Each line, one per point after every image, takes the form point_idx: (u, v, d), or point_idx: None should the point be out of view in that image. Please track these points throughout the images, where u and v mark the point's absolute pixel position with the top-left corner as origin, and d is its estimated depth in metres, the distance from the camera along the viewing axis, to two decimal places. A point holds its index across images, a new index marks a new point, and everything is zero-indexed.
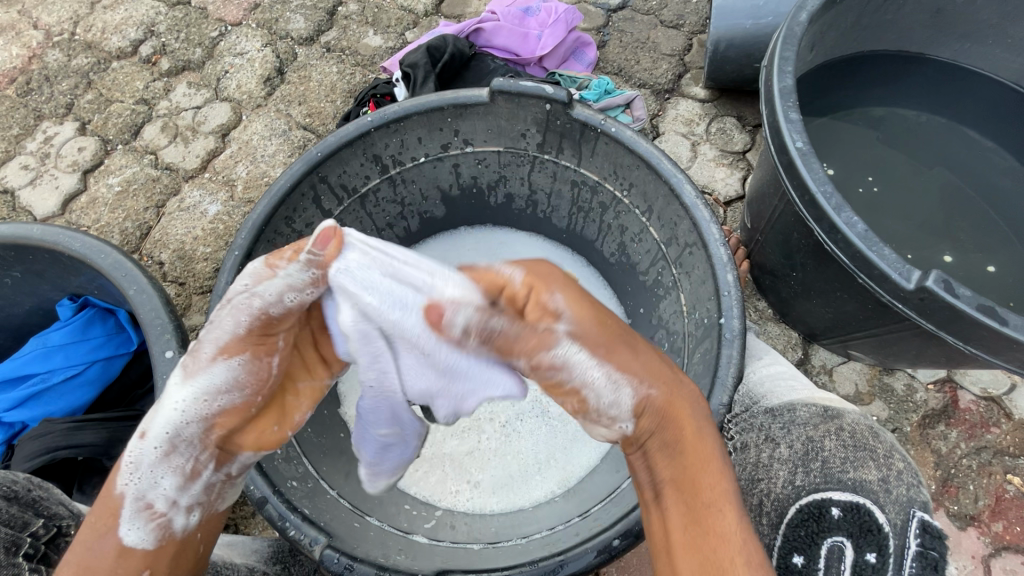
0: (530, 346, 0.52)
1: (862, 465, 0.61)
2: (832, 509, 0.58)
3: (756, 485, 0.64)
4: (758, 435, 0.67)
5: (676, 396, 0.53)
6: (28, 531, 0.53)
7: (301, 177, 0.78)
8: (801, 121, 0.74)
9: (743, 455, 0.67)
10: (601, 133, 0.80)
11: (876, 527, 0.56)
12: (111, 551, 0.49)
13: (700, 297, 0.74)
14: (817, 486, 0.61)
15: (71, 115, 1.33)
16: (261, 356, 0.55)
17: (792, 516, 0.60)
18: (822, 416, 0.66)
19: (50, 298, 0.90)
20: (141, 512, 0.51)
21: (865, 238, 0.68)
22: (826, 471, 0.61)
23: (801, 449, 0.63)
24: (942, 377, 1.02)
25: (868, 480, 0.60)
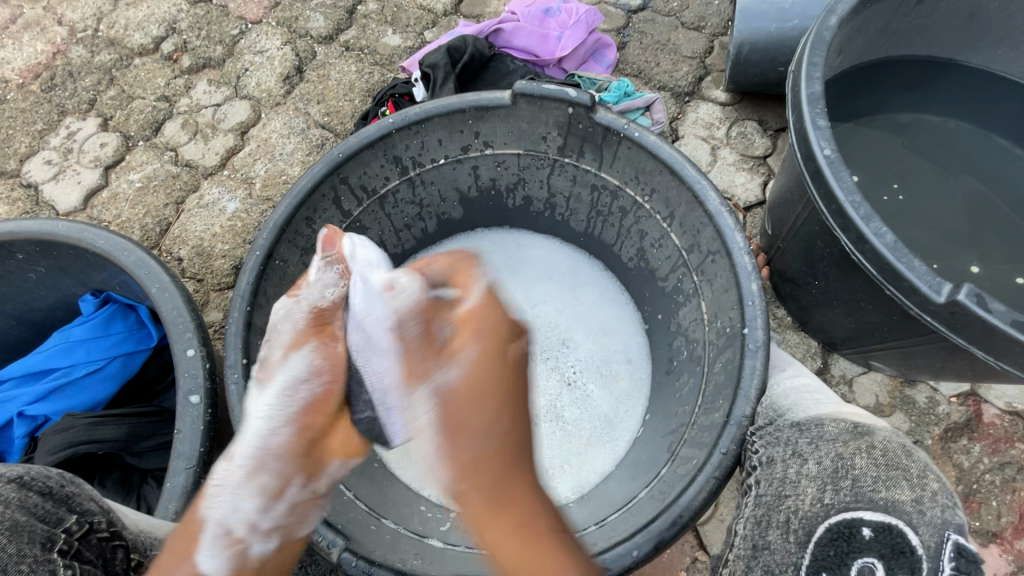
0: (411, 368, 0.56)
1: (895, 485, 0.58)
2: (863, 529, 0.56)
3: (782, 502, 0.62)
4: (785, 450, 0.65)
5: (500, 494, 0.51)
6: (62, 527, 0.52)
7: (322, 178, 0.78)
8: (829, 128, 0.73)
9: (770, 471, 0.64)
10: (623, 138, 0.79)
11: (910, 549, 0.54)
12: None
13: (722, 306, 0.73)
14: (848, 505, 0.58)
15: (94, 111, 1.34)
16: (327, 341, 0.61)
17: (821, 535, 0.58)
18: (851, 432, 0.64)
19: (73, 293, 0.91)
20: (221, 537, 0.51)
21: (894, 249, 0.66)
22: (857, 489, 0.59)
23: (830, 466, 0.61)
24: (965, 390, 1.00)
25: (901, 500, 0.57)
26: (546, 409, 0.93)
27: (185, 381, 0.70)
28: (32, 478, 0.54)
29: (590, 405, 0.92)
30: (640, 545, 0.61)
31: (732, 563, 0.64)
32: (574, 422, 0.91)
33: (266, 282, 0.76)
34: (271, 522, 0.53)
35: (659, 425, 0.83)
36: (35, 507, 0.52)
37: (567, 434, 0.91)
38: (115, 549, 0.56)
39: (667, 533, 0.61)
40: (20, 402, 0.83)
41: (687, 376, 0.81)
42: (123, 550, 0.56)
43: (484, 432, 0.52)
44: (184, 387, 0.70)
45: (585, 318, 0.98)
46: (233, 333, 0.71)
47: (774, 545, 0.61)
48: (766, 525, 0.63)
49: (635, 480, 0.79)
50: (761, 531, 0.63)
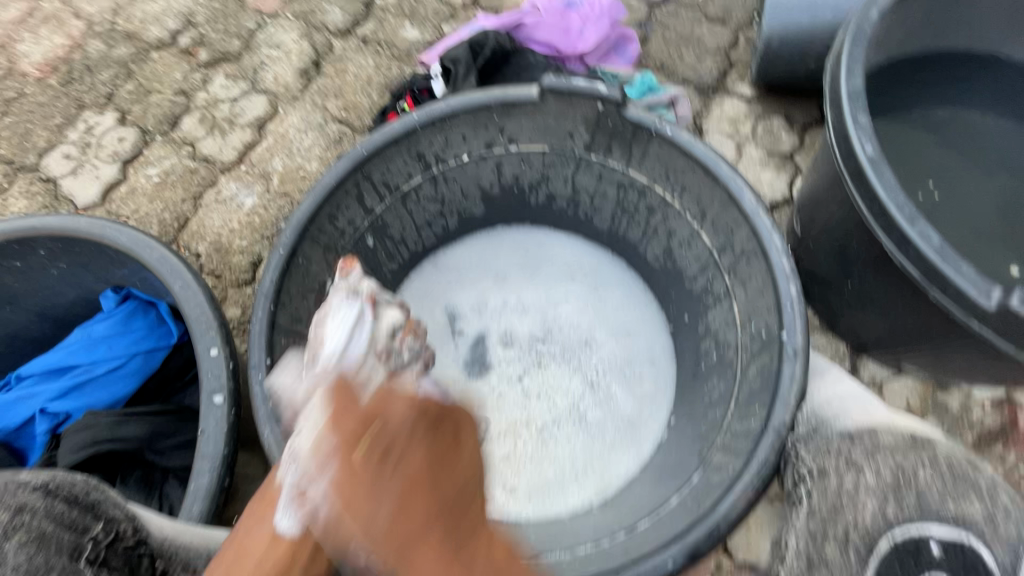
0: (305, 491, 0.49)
1: (964, 500, 0.58)
2: (931, 545, 0.57)
3: (840, 515, 0.61)
4: (839, 461, 0.63)
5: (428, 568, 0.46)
6: (88, 536, 0.50)
7: (346, 174, 0.77)
8: (870, 125, 0.70)
9: (824, 483, 0.62)
10: (654, 134, 0.77)
11: (982, 566, 0.55)
12: (265, 537, 0.46)
13: (757, 308, 0.71)
14: (913, 519, 0.58)
15: (112, 105, 1.34)
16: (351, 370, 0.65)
17: (885, 551, 0.58)
18: (909, 443, 0.63)
19: (94, 289, 0.90)
20: (293, 497, 0.46)
21: (941, 252, 0.64)
22: (923, 505, 0.59)
23: (891, 479, 0.60)
24: (1000, 396, 0.97)
25: (973, 515, 0.58)
26: (569, 410, 0.91)
27: (208, 381, 0.69)
28: (58, 484, 0.51)
29: (614, 407, 0.90)
30: (676, 555, 0.60)
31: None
32: (597, 424, 0.89)
33: (289, 280, 0.74)
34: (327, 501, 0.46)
35: (687, 430, 0.81)
36: (62, 515, 0.49)
37: (591, 437, 0.89)
38: (141, 557, 0.54)
39: (704, 544, 0.60)
40: (42, 398, 0.83)
41: (717, 379, 0.79)
42: (149, 558, 0.55)
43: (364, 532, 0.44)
44: (206, 386, 0.69)
45: (608, 319, 0.96)
46: (256, 332, 0.70)
47: (832, 559, 0.60)
48: (821, 539, 0.61)
49: (663, 485, 0.77)
50: (817, 545, 0.61)
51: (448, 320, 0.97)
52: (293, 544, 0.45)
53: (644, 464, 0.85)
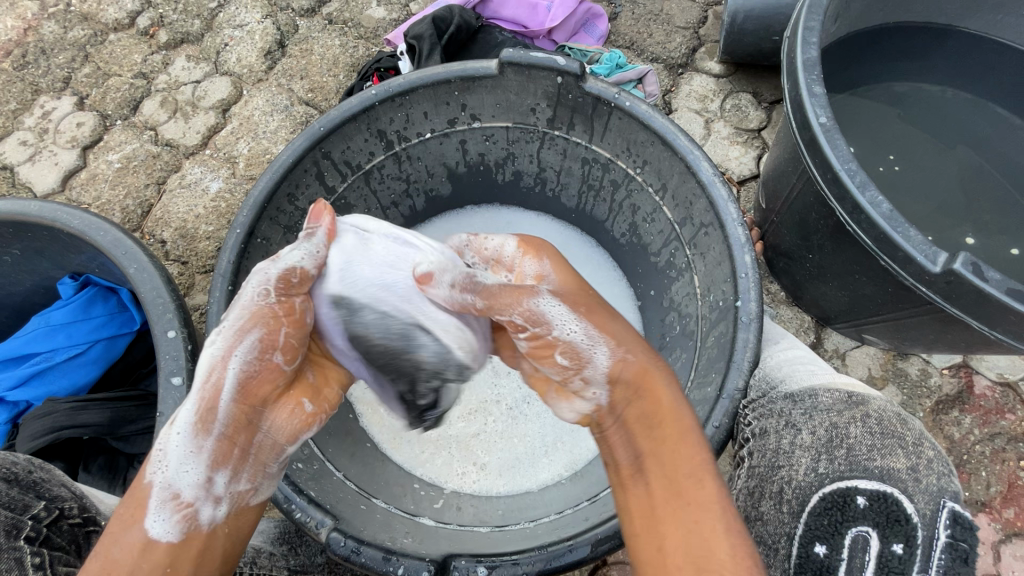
0: (515, 296, 0.60)
1: (890, 454, 0.59)
2: (857, 498, 0.58)
3: (776, 472, 0.63)
4: (778, 422, 0.65)
5: (648, 371, 0.56)
6: (28, 514, 0.51)
7: (304, 152, 0.76)
8: (825, 95, 0.71)
9: (763, 442, 0.65)
10: (614, 108, 0.77)
11: (905, 518, 0.55)
12: (136, 545, 0.49)
13: (715, 279, 0.72)
14: (842, 475, 0.59)
15: (69, 89, 1.30)
16: (263, 349, 0.56)
17: (815, 504, 0.59)
18: (846, 402, 0.64)
19: (51, 276, 0.88)
20: (168, 503, 0.51)
21: (889, 218, 0.65)
22: (852, 458, 0.60)
23: (825, 436, 0.62)
24: (958, 362, 1.00)
25: (897, 469, 0.58)
26: None
27: (166, 363, 0.69)
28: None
29: None
30: None
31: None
32: None
33: (248, 260, 0.73)
34: (220, 488, 0.54)
35: None
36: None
37: None
38: (89, 535, 0.55)
39: None
40: (0, 387, 0.81)
41: (680, 350, 0.80)
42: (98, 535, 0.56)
43: (621, 334, 0.58)
44: (165, 369, 0.68)
45: None
46: (215, 314, 0.69)
47: (768, 515, 0.63)
48: (759, 496, 0.65)
49: None
50: (754, 502, 0.65)
51: None
52: (169, 548, 0.50)
53: None
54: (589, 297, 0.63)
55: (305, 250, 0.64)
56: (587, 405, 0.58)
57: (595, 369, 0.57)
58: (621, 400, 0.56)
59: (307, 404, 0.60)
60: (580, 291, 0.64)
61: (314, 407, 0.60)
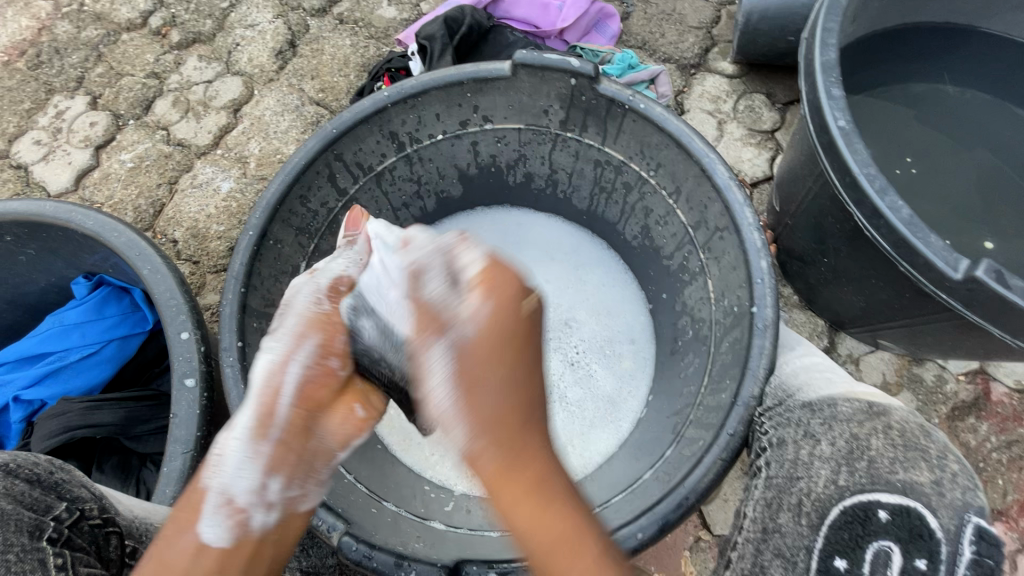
0: (423, 329, 0.55)
1: (913, 467, 0.59)
2: (879, 511, 0.57)
3: (795, 484, 0.62)
4: (797, 431, 0.64)
5: (507, 471, 0.50)
6: (51, 515, 0.51)
7: (316, 154, 0.75)
8: (844, 97, 0.70)
9: (781, 453, 0.64)
10: (628, 110, 0.76)
11: (928, 533, 0.55)
12: (189, 549, 0.49)
13: (730, 284, 0.71)
14: (863, 487, 0.59)
15: (82, 89, 1.31)
16: (325, 357, 0.57)
17: (835, 518, 0.59)
18: (866, 412, 0.64)
19: (65, 276, 0.89)
20: (221, 508, 0.51)
21: (910, 224, 0.64)
22: (874, 471, 0.59)
23: (845, 448, 0.62)
24: (974, 368, 0.98)
25: (920, 483, 0.58)
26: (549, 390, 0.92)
27: (179, 364, 0.69)
28: (20, 464, 0.53)
29: (594, 385, 0.91)
30: (645, 527, 0.60)
31: (741, 546, 0.63)
32: (577, 403, 0.90)
33: (260, 262, 0.73)
34: (273, 495, 0.53)
35: (664, 407, 0.82)
36: (22, 494, 0.51)
37: (571, 415, 0.90)
38: (109, 536, 0.55)
39: (673, 516, 0.60)
40: (15, 386, 0.82)
41: (693, 355, 0.79)
42: (118, 536, 0.55)
43: (487, 419, 0.51)
44: (178, 370, 0.68)
45: (588, 298, 0.96)
46: (227, 315, 0.69)
47: (785, 528, 0.61)
48: (777, 508, 0.63)
49: (640, 460, 0.78)
50: (772, 513, 0.63)
51: None
52: (219, 555, 0.50)
53: (623, 440, 0.86)
54: (491, 362, 0.52)
55: (348, 257, 0.68)
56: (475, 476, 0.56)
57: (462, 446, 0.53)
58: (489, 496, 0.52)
59: (360, 410, 0.58)
60: (488, 345, 0.53)
61: (366, 413, 0.59)
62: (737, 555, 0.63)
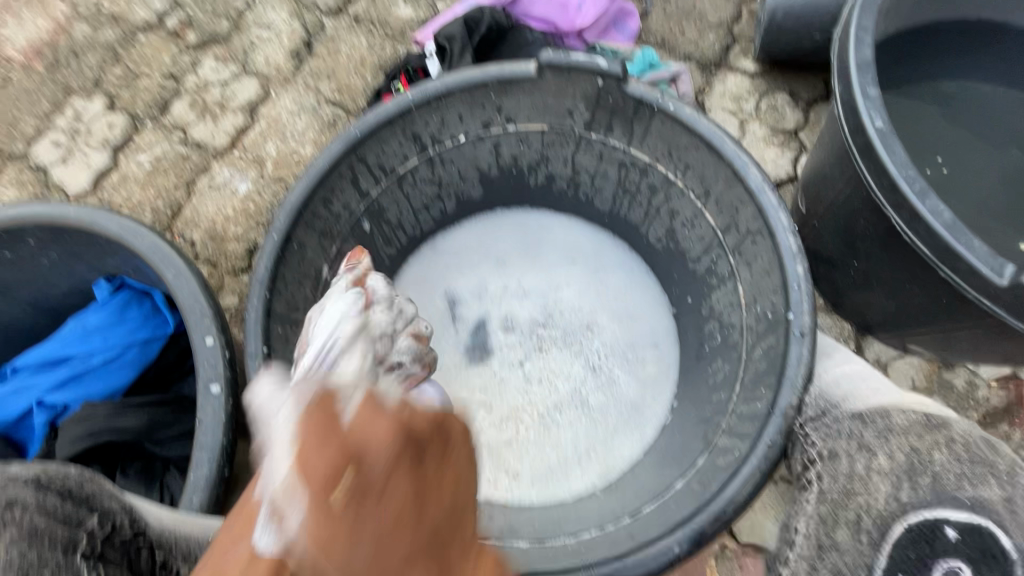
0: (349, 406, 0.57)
1: (982, 483, 0.59)
2: (947, 530, 0.58)
3: (852, 498, 0.62)
4: (850, 444, 0.64)
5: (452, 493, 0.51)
6: (84, 530, 0.48)
7: (340, 156, 0.75)
8: (880, 97, 0.68)
9: (834, 466, 0.63)
10: (657, 111, 0.75)
11: (1000, 552, 0.57)
12: None
13: (763, 289, 0.70)
14: (928, 505, 0.59)
15: (100, 90, 1.31)
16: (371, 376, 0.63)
17: (900, 536, 0.60)
18: (925, 425, 0.63)
19: (87, 279, 0.89)
20: None
21: (952, 228, 0.62)
22: (938, 487, 0.60)
23: (905, 462, 0.61)
24: (1006, 374, 0.96)
25: (990, 499, 0.59)
26: (571, 395, 0.90)
27: (204, 370, 0.68)
28: (49, 475, 0.48)
29: (617, 391, 0.90)
30: (681, 540, 0.59)
31: (795, 563, 0.64)
32: (600, 408, 0.89)
33: (283, 267, 0.73)
34: None
35: (691, 413, 0.81)
36: (55, 508, 0.47)
37: (594, 421, 0.88)
38: (140, 548, 0.53)
39: (710, 527, 0.59)
40: (38, 390, 0.82)
41: (722, 361, 0.78)
42: (148, 549, 0.54)
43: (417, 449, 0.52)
44: (203, 376, 0.68)
45: (610, 302, 0.95)
46: (252, 320, 0.68)
47: (844, 545, 0.62)
48: (832, 524, 0.63)
49: (668, 468, 0.77)
50: (827, 529, 0.63)
51: (448, 305, 0.96)
52: None
53: (648, 447, 0.84)
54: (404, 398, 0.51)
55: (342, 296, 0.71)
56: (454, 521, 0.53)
57: None
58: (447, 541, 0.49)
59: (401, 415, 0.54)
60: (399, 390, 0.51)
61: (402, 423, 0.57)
62: (790, 573, 0.64)
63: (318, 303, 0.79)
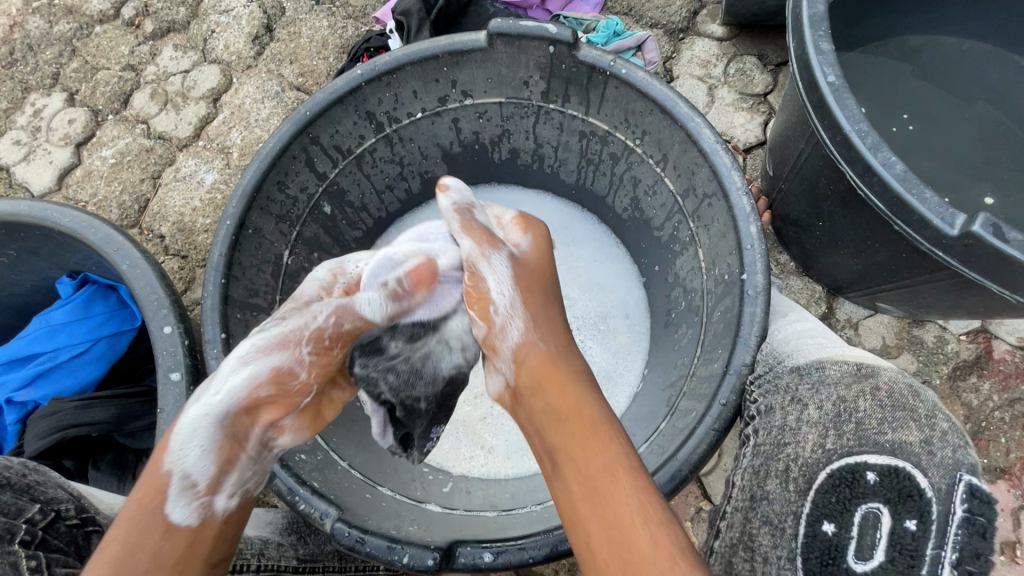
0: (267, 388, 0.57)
1: (902, 427, 0.56)
2: (867, 473, 0.55)
3: (783, 450, 0.61)
4: (784, 397, 0.62)
5: (549, 364, 0.60)
6: (23, 518, 0.54)
7: (291, 138, 0.74)
8: (833, 52, 0.67)
9: (769, 419, 0.62)
10: (610, 76, 0.74)
11: (917, 492, 0.53)
12: (158, 527, 0.52)
13: (720, 252, 0.70)
14: (851, 450, 0.57)
15: (59, 85, 1.28)
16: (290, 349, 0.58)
17: (822, 482, 0.57)
18: (856, 374, 0.61)
19: (50, 276, 0.88)
20: (185, 491, 0.53)
21: (903, 180, 0.62)
22: (861, 433, 0.57)
23: (834, 412, 0.60)
24: (976, 327, 0.97)
25: (910, 442, 0.55)
26: None
27: (163, 358, 0.68)
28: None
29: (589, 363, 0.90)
30: None
31: (730, 515, 0.63)
32: None
33: (239, 252, 0.72)
34: (236, 481, 0.57)
35: (659, 379, 0.81)
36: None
37: None
38: (88, 535, 0.59)
39: (667, 489, 0.59)
40: (7, 388, 0.82)
41: (686, 327, 0.78)
42: (98, 534, 0.60)
43: (544, 321, 0.64)
44: (163, 364, 0.68)
45: (579, 274, 0.94)
46: (208, 307, 0.68)
47: (773, 495, 0.60)
48: (765, 475, 0.61)
49: (635, 435, 0.78)
50: (760, 481, 0.61)
51: None
52: (185, 534, 0.53)
53: (619, 416, 0.85)
54: (541, 282, 0.68)
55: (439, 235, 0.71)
56: (500, 384, 0.64)
57: (507, 344, 0.62)
58: (528, 388, 0.60)
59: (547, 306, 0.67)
60: (539, 269, 0.69)
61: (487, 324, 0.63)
62: (726, 524, 0.63)
63: (279, 289, 0.79)
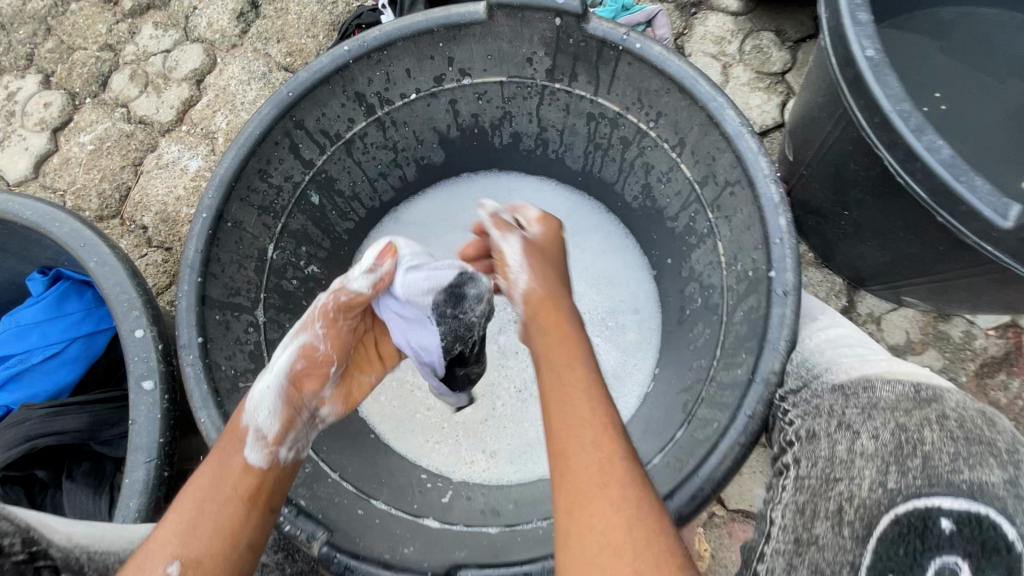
0: (304, 363, 0.60)
1: (981, 464, 0.48)
2: (941, 520, 0.46)
3: (833, 486, 0.52)
4: (831, 423, 0.55)
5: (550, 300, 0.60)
6: None
7: (272, 122, 0.67)
8: (872, 22, 0.60)
9: (814, 448, 0.55)
10: (623, 52, 0.67)
11: (1004, 545, 0.45)
12: (237, 470, 0.53)
13: (743, 246, 0.64)
14: (920, 490, 0.48)
15: (33, 66, 1.21)
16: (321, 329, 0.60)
17: (887, 530, 0.48)
18: (912, 398, 0.54)
19: (21, 273, 0.82)
20: (257, 440, 0.55)
21: (950, 165, 0.56)
22: (930, 471, 0.48)
23: (892, 441, 0.51)
24: (1005, 322, 0.91)
25: (991, 482, 0.47)
26: None
27: (135, 365, 0.63)
28: None
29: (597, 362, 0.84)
30: None
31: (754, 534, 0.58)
32: None
33: (218, 247, 0.66)
34: (290, 437, 0.58)
35: (672, 381, 0.76)
36: None
37: None
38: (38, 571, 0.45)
39: (687, 510, 0.54)
40: None
41: (703, 325, 0.73)
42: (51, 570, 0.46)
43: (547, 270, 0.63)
44: (135, 371, 0.62)
45: (585, 268, 0.88)
46: (184, 309, 0.62)
47: (824, 539, 0.50)
48: (811, 515, 0.52)
49: (647, 442, 0.73)
50: (806, 522, 0.52)
51: None
52: (257, 476, 0.54)
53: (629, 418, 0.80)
54: (547, 247, 0.65)
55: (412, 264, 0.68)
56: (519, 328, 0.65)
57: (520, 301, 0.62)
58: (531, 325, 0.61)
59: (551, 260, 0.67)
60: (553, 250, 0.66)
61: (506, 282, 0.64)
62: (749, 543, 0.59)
63: (264, 286, 0.73)
